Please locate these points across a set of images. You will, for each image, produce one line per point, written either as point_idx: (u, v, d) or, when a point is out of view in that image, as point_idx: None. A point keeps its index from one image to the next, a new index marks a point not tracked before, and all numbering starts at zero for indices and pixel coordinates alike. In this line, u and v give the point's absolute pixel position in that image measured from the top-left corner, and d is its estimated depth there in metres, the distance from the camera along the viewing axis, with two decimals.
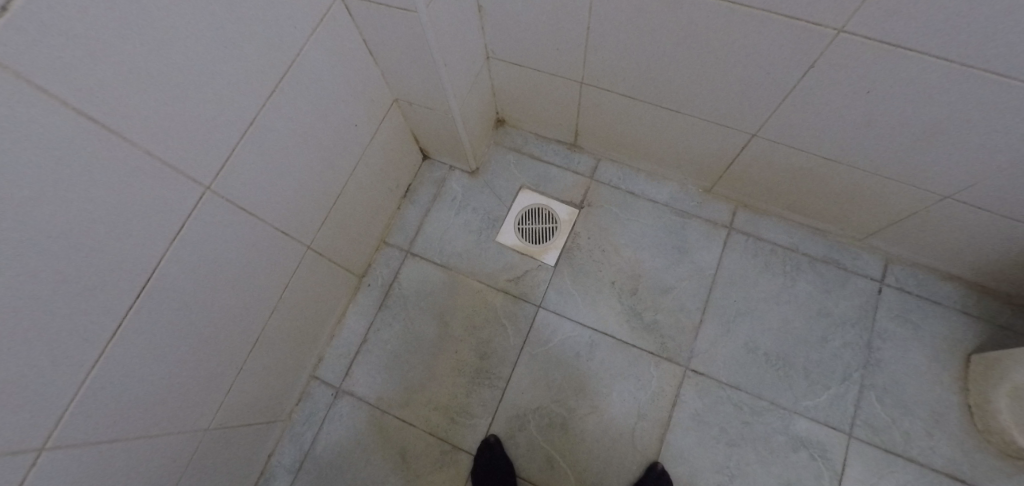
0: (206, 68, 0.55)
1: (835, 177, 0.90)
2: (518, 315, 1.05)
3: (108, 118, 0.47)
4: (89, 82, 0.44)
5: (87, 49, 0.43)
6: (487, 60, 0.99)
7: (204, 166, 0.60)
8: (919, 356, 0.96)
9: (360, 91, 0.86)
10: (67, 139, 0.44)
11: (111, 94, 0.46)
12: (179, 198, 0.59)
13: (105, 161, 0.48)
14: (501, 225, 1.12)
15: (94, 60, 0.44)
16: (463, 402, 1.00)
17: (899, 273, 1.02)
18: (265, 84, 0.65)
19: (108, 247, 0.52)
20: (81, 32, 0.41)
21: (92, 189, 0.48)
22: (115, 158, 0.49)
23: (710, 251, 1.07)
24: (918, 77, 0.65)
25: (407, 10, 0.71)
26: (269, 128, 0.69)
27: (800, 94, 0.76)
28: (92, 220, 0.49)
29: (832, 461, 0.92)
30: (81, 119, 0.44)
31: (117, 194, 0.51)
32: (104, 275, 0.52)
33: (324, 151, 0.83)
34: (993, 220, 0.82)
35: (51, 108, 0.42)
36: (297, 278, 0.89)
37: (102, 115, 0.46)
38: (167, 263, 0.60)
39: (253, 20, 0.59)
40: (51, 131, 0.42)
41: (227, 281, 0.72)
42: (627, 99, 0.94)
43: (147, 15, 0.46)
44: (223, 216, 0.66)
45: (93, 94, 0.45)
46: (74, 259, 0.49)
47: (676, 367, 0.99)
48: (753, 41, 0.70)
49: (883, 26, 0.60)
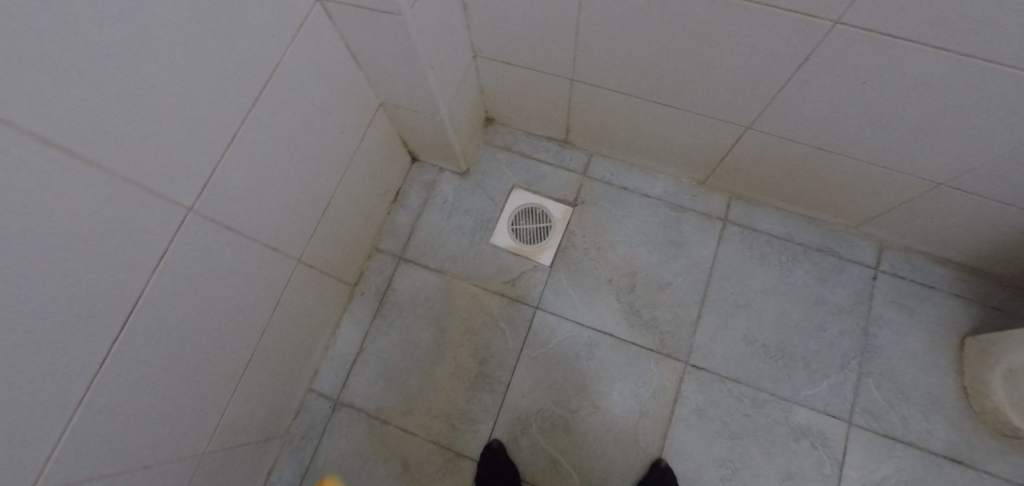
0: (181, 86, 0.52)
1: (829, 167, 0.89)
2: (515, 317, 1.04)
3: (82, 148, 0.44)
4: (59, 111, 0.41)
5: (55, 77, 0.40)
6: (474, 59, 0.96)
7: (185, 188, 0.58)
8: (915, 341, 0.97)
9: (345, 96, 0.84)
10: (40, 173, 0.41)
11: (83, 122, 0.44)
12: (161, 222, 0.56)
13: (80, 192, 0.46)
14: (494, 227, 1.10)
15: (64, 88, 0.41)
16: (463, 408, 0.99)
17: (893, 259, 1.02)
18: (245, 96, 0.62)
19: (89, 280, 0.49)
20: (48, 60, 0.39)
21: (70, 222, 0.46)
22: (91, 188, 0.46)
23: (706, 245, 1.06)
24: (914, 67, 0.64)
25: (389, 14, 0.69)
26: (252, 142, 0.66)
27: (794, 86, 0.74)
28: (71, 254, 0.46)
29: (833, 449, 0.92)
30: (54, 152, 0.42)
31: (96, 225, 0.48)
32: (87, 309, 0.50)
33: (310, 161, 0.80)
34: (986, 205, 0.83)
35: (22, 143, 0.39)
36: (288, 292, 0.87)
37: (75, 145, 0.44)
38: (152, 290, 0.57)
39: (229, 32, 0.56)
40: (24, 167, 0.40)
41: (216, 301, 0.69)
42: (619, 95, 0.92)
43: (116, 35, 0.43)
44: (208, 236, 0.64)
45: (65, 124, 0.42)
46: (55, 296, 0.46)
47: (676, 363, 0.99)
48: (747, 35, 0.69)
49: (880, 18, 0.59)
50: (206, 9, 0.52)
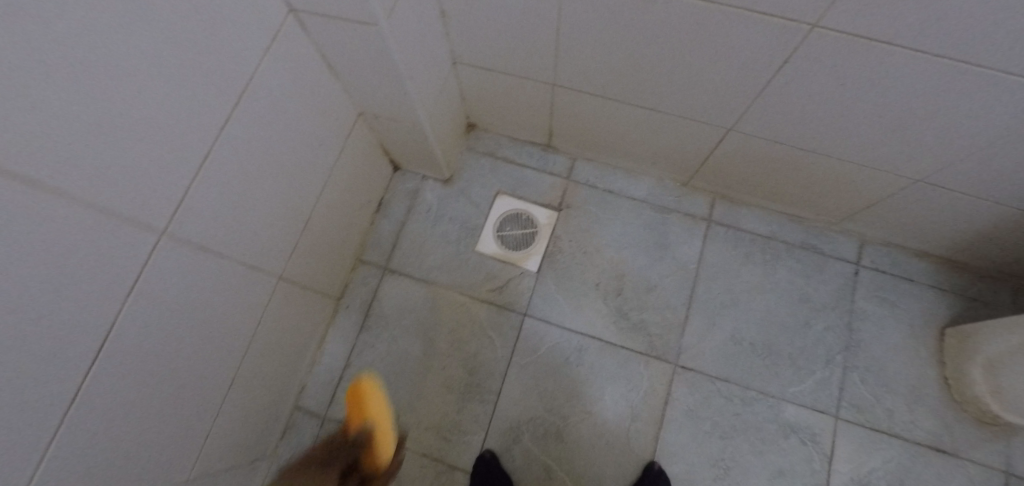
0: (150, 107, 0.50)
1: (810, 166, 0.90)
2: (504, 325, 1.03)
3: (50, 179, 0.42)
4: (29, 144, 0.39)
5: (26, 109, 0.38)
6: (454, 66, 0.95)
7: (157, 210, 0.56)
8: (897, 334, 0.99)
9: (322, 108, 0.82)
10: (13, 211, 0.39)
11: (51, 151, 0.41)
12: (133, 248, 0.54)
13: (50, 225, 0.43)
14: (480, 234, 1.09)
15: (33, 120, 0.39)
16: (455, 419, 0.98)
17: (873, 253, 1.04)
18: (217, 113, 0.60)
19: (60, 313, 0.47)
20: (19, 93, 0.37)
21: (43, 258, 0.43)
22: (61, 220, 0.44)
23: (691, 246, 1.06)
24: (892, 68, 0.65)
25: (366, 24, 0.68)
26: (226, 159, 0.64)
27: (774, 88, 0.75)
28: (43, 291, 0.44)
29: (822, 444, 0.94)
30: (25, 187, 0.40)
31: (67, 258, 0.46)
32: (58, 343, 0.47)
33: (288, 175, 0.79)
34: (962, 200, 0.84)
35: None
36: (270, 309, 0.85)
37: (43, 177, 0.41)
38: (126, 318, 0.55)
39: (198, 48, 0.54)
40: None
41: (195, 324, 0.67)
42: (601, 99, 0.92)
43: (82, 59, 0.42)
44: (183, 259, 0.62)
45: (34, 156, 0.40)
46: (29, 336, 0.44)
47: (666, 365, 0.99)
48: (726, 39, 0.69)
49: (858, 21, 0.59)
50: (173, 27, 0.50)
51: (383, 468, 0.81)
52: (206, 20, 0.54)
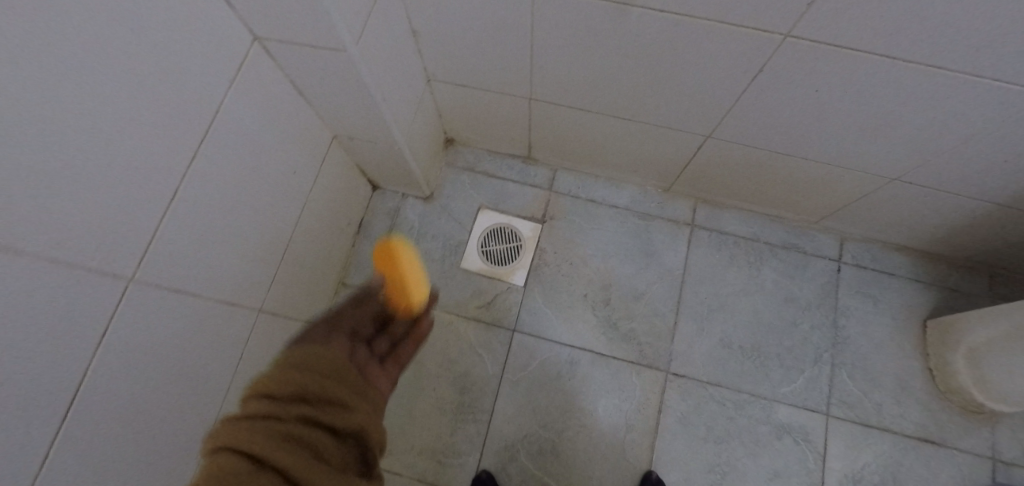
0: (108, 151, 0.48)
1: (788, 169, 0.91)
2: (493, 342, 1.02)
3: (11, 237, 0.40)
4: None
5: None
6: (428, 83, 0.94)
7: (122, 256, 0.53)
8: (881, 328, 1.00)
9: (294, 134, 0.80)
10: None
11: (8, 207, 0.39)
12: (101, 298, 0.52)
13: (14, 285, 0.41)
14: (464, 251, 1.08)
15: None
16: (448, 441, 0.97)
17: (854, 250, 1.05)
18: (181, 150, 0.58)
19: (26, 372, 0.44)
20: None
21: (9, 320, 0.41)
22: (24, 277, 0.42)
23: (676, 251, 1.07)
24: (863, 74, 0.65)
25: (334, 50, 0.66)
26: (195, 197, 0.62)
27: (748, 96, 0.75)
28: (12, 353, 0.42)
29: (815, 443, 0.94)
30: None
31: (33, 316, 0.44)
32: (25, 404, 0.45)
33: (263, 206, 0.76)
34: (936, 195, 0.86)
35: None
36: (251, 343, 0.83)
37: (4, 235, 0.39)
38: (97, 370, 0.53)
39: (153, 85, 0.52)
40: None
41: (172, 368, 0.65)
42: (578, 111, 0.91)
43: (29, 107, 0.40)
44: (154, 304, 0.59)
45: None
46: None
47: (657, 373, 0.99)
48: (700, 50, 0.69)
49: (829, 30, 0.60)
50: (125, 67, 0.48)
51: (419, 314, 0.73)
52: (159, 56, 0.52)
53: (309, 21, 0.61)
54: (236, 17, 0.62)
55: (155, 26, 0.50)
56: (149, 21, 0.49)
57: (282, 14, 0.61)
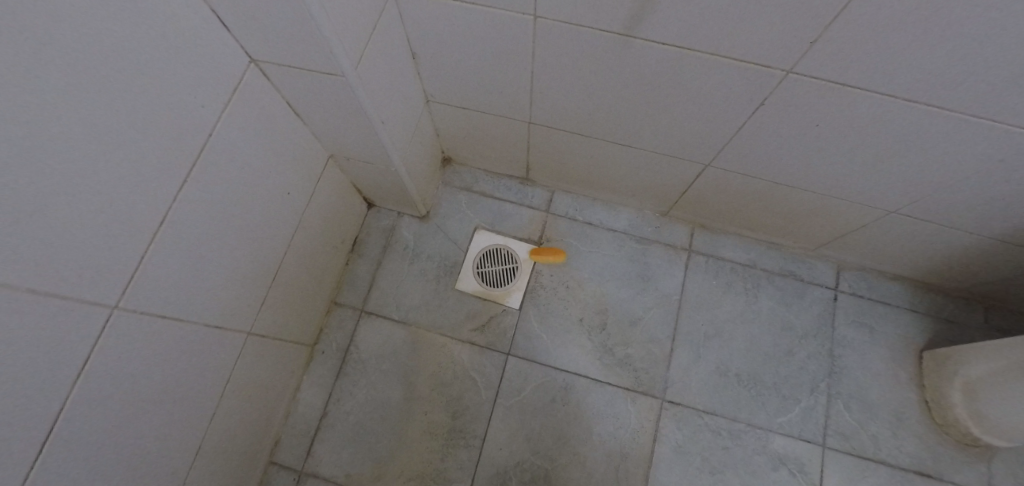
0: (93, 178, 0.48)
1: (786, 199, 0.91)
2: (487, 366, 1.01)
3: None
4: None
5: None
6: (428, 104, 0.93)
7: (106, 283, 0.53)
8: (877, 358, 1.00)
9: (290, 155, 0.79)
10: None
11: None
12: (83, 327, 0.51)
13: None
14: (459, 271, 1.07)
15: None
16: (439, 468, 0.95)
17: (851, 278, 1.05)
18: (172, 175, 0.58)
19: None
20: None
21: None
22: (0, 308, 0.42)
23: (674, 276, 1.06)
24: (862, 111, 0.65)
25: (333, 75, 0.66)
26: (186, 220, 0.61)
27: (748, 128, 0.75)
28: None
29: (810, 474, 0.93)
30: None
31: (7, 349, 0.43)
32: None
33: (255, 227, 0.75)
34: (933, 229, 0.86)
35: None
36: (239, 367, 0.81)
37: None
38: (74, 402, 0.52)
39: (144, 112, 0.52)
40: None
41: (153, 394, 0.63)
42: (577, 136, 0.91)
43: (12, 140, 0.40)
44: (137, 329, 0.58)
45: None
46: None
47: (653, 401, 0.98)
48: (703, 82, 0.69)
49: (829, 68, 0.60)
50: (112, 96, 0.48)
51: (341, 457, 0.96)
52: (151, 82, 0.52)
53: (306, 45, 0.60)
54: (232, 39, 0.62)
55: (147, 52, 0.50)
56: (139, 48, 0.49)
57: (279, 36, 0.60)
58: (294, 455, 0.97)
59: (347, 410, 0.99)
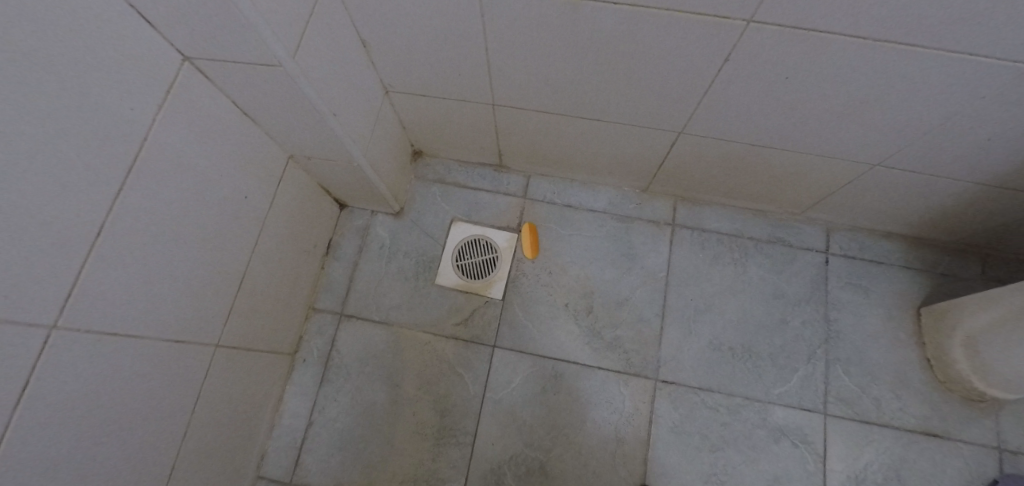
0: (17, 191, 0.45)
1: (766, 162, 0.88)
2: (473, 360, 0.98)
3: None
4: None
5: None
6: (387, 95, 0.90)
7: (38, 302, 0.49)
8: (874, 320, 0.97)
9: (243, 157, 0.76)
10: None
11: None
12: (18, 351, 0.48)
13: None
14: (438, 266, 1.04)
15: None
16: (431, 468, 0.92)
17: (841, 240, 1.02)
18: (108, 184, 0.54)
19: None
20: None
21: None
22: None
23: (659, 252, 1.03)
24: (834, 58, 0.62)
25: (272, 66, 0.62)
26: (129, 230, 0.58)
27: (718, 88, 0.72)
28: None
29: (813, 444, 0.90)
30: None
31: None
32: None
33: (212, 236, 0.72)
34: (920, 180, 0.82)
35: None
36: (210, 381, 0.78)
37: None
38: (17, 432, 0.49)
39: (66, 116, 0.48)
40: None
41: (112, 415, 0.60)
42: (544, 114, 0.87)
43: None
44: (82, 350, 0.55)
45: None
46: None
47: (646, 382, 0.95)
48: (664, 42, 0.65)
49: (793, 13, 0.56)
50: (28, 101, 0.44)
51: (330, 466, 0.94)
52: (75, 85, 0.48)
53: (237, 35, 0.57)
54: (161, 36, 0.57)
55: (62, 53, 0.46)
56: (52, 49, 0.45)
57: (207, 29, 0.56)
58: (281, 467, 0.94)
59: (334, 418, 0.96)
